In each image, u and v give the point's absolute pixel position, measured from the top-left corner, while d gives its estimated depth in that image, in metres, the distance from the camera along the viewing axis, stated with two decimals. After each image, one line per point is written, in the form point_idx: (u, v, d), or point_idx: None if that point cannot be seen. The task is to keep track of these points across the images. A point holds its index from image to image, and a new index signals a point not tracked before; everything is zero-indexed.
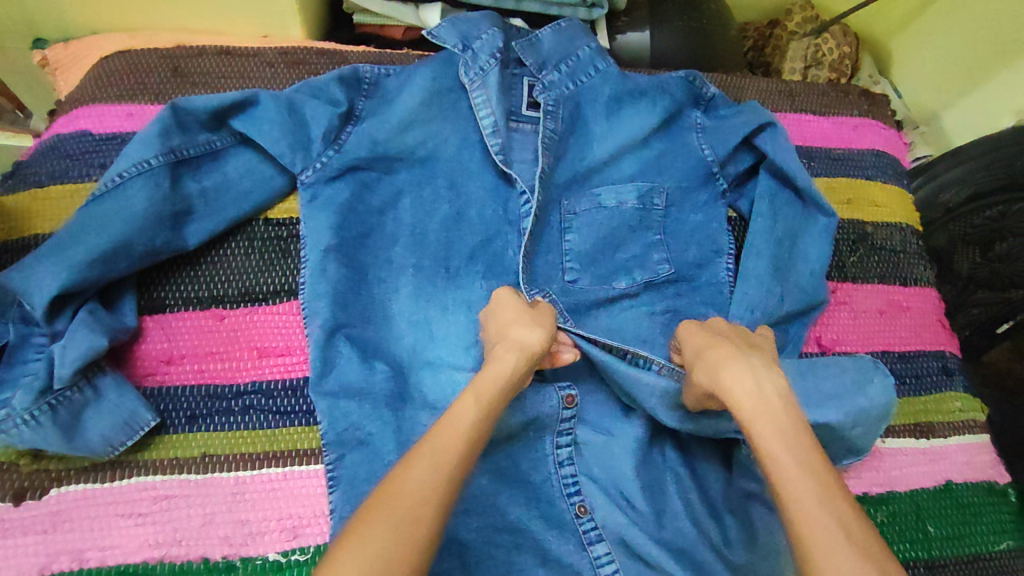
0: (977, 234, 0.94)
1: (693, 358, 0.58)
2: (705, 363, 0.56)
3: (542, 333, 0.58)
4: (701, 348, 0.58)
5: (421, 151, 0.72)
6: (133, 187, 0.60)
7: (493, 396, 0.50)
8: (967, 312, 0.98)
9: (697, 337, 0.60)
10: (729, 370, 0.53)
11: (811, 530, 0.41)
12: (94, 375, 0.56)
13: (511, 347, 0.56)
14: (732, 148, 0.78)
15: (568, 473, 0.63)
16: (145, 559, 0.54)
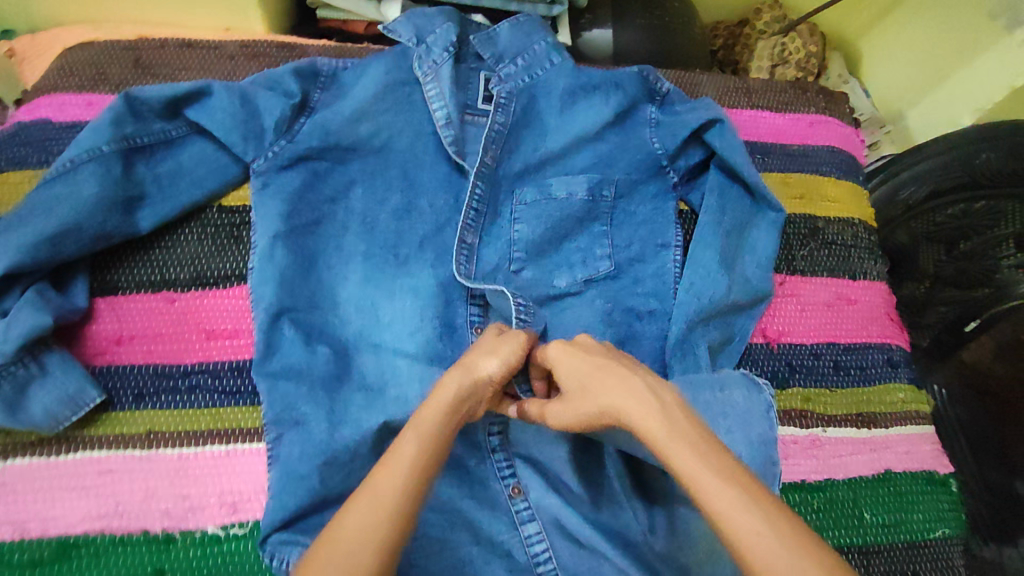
0: (940, 231, 0.96)
1: (574, 384, 0.57)
2: (591, 390, 0.55)
3: (498, 365, 0.56)
4: (578, 374, 0.57)
5: (375, 142, 0.74)
6: (85, 172, 0.62)
7: (433, 425, 0.50)
8: (935, 311, 1.00)
9: (570, 362, 0.58)
10: (617, 394, 0.52)
11: (749, 545, 0.40)
12: (40, 352, 0.58)
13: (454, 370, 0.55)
14: (682, 141, 0.80)
15: (501, 458, 0.65)
16: (86, 531, 0.56)
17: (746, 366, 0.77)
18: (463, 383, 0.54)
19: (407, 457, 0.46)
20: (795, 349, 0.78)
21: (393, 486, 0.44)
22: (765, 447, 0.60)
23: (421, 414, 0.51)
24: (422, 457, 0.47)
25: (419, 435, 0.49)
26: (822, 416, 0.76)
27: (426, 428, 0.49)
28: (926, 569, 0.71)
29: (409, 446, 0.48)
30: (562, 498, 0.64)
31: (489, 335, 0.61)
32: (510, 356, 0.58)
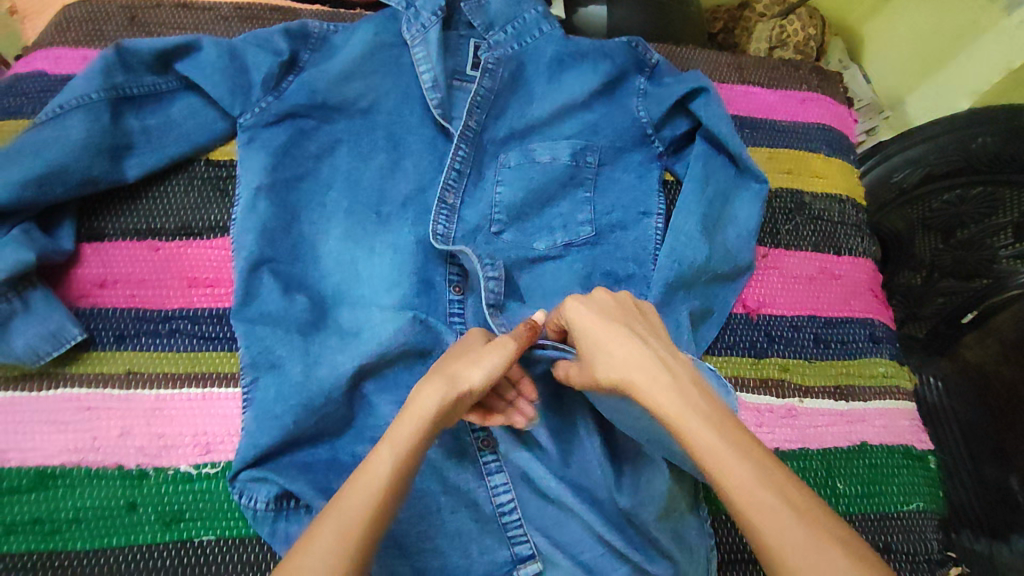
0: (936, 218, 0.94)
1: (585, 341, 0.53)
2: (607, 357, 0.51)
3: (484, 373, 0.51)
4: (591, 332, 0.53)
5: (362, 103, 0.74)
6: (74, 118, 0.64)
7: (409, 441, 0.47)
8: (933, 303, 0.97)
9: (584, 315, 0.54)
10: (633, 364, 0.50)
11: (762, 522, 0.41)
12: (24, 289, 0.60)
13: (437, 377, 0.51)
14: (668, 111, 0.80)
15: None
16: (63, 463, 0.58)
17: (725, 335, 0.77)
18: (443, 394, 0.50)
19: (377, 481, 0.45)
20: (775, 320, 0.78)
21: (360, 515, 0.43)
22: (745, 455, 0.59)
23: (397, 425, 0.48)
24: (392, 484, 0.45)
25: (394, 454, 0.46)
26: (799, 387, 0.75)
27: (402, 448, 0.47)
28: (898, 541, 0.70)
29: (383, 467, 0.46)
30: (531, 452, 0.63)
31: (470, 343, 0.57)
32: (496, 361, 0.52)
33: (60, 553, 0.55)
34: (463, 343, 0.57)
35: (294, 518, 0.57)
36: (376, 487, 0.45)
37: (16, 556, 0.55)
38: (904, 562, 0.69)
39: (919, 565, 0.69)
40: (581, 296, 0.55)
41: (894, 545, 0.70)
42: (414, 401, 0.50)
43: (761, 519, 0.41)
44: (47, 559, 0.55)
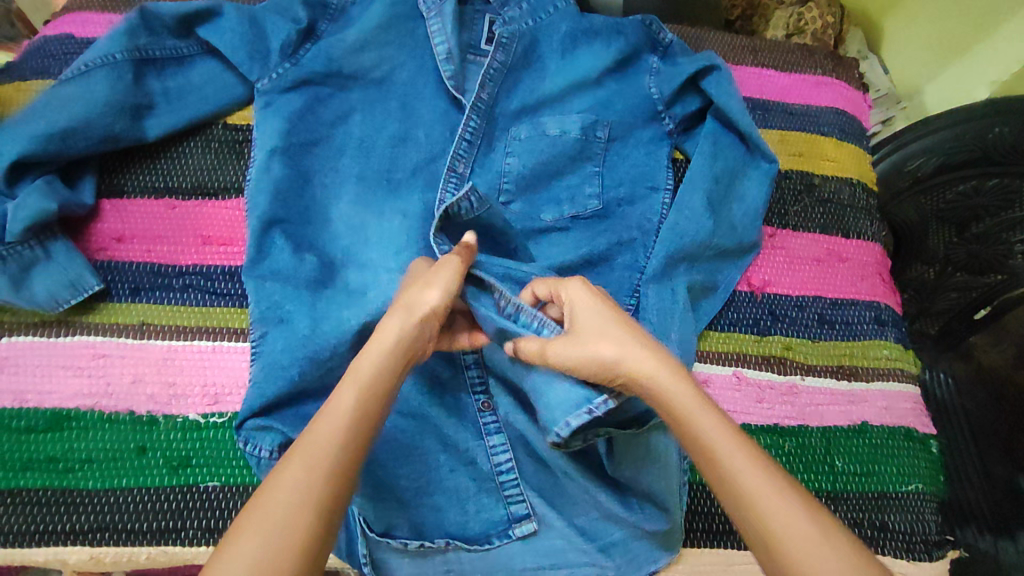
0: (951, 210, 0.93)
1: (586, 323, 0.54)
2: (604, 336, 0.53)
3: (442, 289, 0.55)
4: (590, 318, 0.55)
5: (376, 73, 0.75)
6: (97, 76, 0.66)
7: (371, 376, 0.48)
8: (944, 297, 0.97)
9: (585, 297, 0.56)
10: (637, 350, 0.51)
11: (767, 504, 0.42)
12: (46, 238, 0.63)
13: (398, 309, 0.53)
14: (679, 88, 0.80)
15: (476, 377, 0.65)
16: (78, 406, 0.60)
17: (729, 312, 0.77)
18: (408, 318, 0.53)
19: (342, 409, 0.45)
20: (779, 299, 0.78)
21: (331, 441, 0.43)
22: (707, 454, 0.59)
23: (361, 362, 0.49)
24: (360, 411, 0.46)
25: (358, 388, 0.47)
26: (801, 365, 0.76)
27: (366, 383, 0.48)
28: (896, 520, 0.70)
29: (348, 399, 0.46)
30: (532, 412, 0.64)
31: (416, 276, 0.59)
32: (446, 280, 0.56)
33: (72, 491, 0.57)
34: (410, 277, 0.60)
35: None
36: (344, 414, 0.45)
37: (31, 491, 0.57)
38: (900, 541, 0.69)
39: (916, 544, 0.69)
40: (583, 279, 0.58)
41: (891, 524, 0.70)
42: (374, 339, 0.51)
43: (761, 501, 0.42)
44: (60, 496, 0.57)
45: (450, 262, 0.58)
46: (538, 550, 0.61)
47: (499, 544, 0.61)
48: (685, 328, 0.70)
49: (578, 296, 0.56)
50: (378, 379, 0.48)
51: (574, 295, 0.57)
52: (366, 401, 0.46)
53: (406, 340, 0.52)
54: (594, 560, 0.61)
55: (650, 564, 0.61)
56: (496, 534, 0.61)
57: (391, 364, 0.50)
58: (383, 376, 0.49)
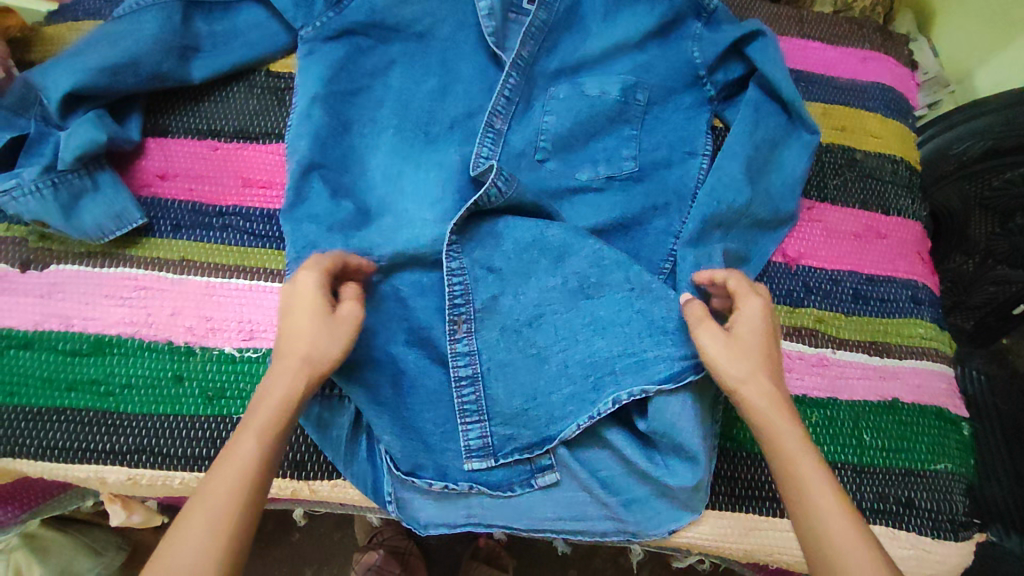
0: (995, 198, 0.89)
1: (742, 338, 0.53)
2: (750, 356, 0.52)
3: (343, 344, 0.51)
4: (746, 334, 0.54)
5: (417, 27, 0.75)
6: (148, 16, 0.67)
7: (270, 420, 0.47)
8: (983, 291, 0.95)
9: (751, 320, 0.54)
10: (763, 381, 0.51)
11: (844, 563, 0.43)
12: (94, 168, 0.64)
13: (292, 362, 0.49)
14: (722, 53, 0.79)
15: (463, 349, 0.63)
16: (119, 333, 0.62)
17: (763, 281, 0.76)
18: (304, 372, 0.49)
19: (242, 465, 0.45)
20: (814, 271, 0.77)
21: (230, 500, 0.43)
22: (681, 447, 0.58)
23: (257, 409, 0.47)
24: (259, 465, 0.45)
25: (260, 439, 0.46)
26: (833, 338, 0.75)
27: (268, 435, 0.46)
28: (922, 498, 0.69)
29: (247, 452, 0.45)
30: (571, 379, 0.61)
31: (311, 299, 0.52)
32: (339, 337, 0.51)
33: (112, 413, 0.59)
34: (296, 289, 0.52)
35: (320, 403, 0.61)
36: (243, 468, 0.45)
37: (74, 410, 0.59)
38: (926, 519, 0.68)
39: (942, 522, 0.68)
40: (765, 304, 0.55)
41: (917, 501, 0.69)
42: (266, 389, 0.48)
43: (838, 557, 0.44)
44: (101, 417, 0.59)
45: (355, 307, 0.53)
46: (559, 500, 0.61)
47: (521, 493, 0.62)
48: None
49: (750, 314, 0.55)
50: (281, 425, 0.47)
51: (745, 313, 0.55)
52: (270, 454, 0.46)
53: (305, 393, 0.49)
54: (614, 513, 0.61)
55: (671, 523, 0.61)
56: (518, 482, 0.62)
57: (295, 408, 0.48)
58: (286, 423, 0.48)
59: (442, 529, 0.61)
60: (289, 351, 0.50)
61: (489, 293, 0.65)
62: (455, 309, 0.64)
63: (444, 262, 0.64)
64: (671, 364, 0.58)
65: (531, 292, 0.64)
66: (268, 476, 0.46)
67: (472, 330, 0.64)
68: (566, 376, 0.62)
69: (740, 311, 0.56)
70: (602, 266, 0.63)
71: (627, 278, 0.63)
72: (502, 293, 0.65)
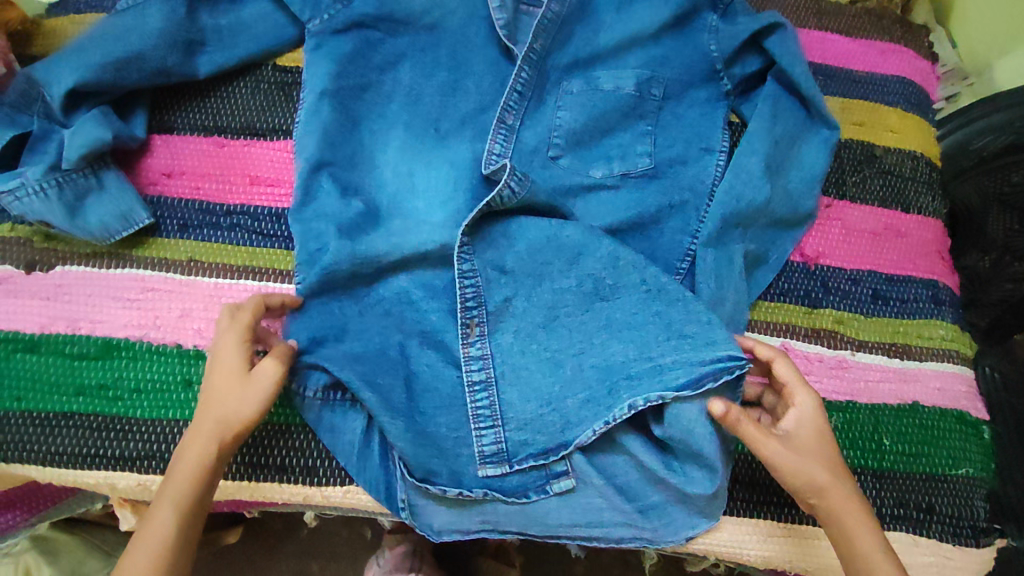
0: (1016, 194, 0.84)
1: (805, 440, 0.55)
2: (818, 461, 0.54)
3: (259, 408, 0.54)
4: (811, 434, 0.55)
5: (427, 20, 0.72)
6: (153, 9, 0.65)
7: (188, 488, 0.51)
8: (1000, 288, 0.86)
9: (812, 417, 0.56)
10: (835, 485, 0.54)
11: None
12: (99, 167, 0.63)
13: (209, 426, 0.53)
14: (739, 47, 0.76)
15: (476, 353, 0.62)
16: (128, 337, 0.61)
17: (781, 281, 0.74)
18: (218, 435, 0.53)
19: (162, 535, 0.50)
20: (833, 271, 0.76)
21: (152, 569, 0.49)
22: (697, 456, 0.57)
23: (174, 479, 0.51)
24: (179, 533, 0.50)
25: (177, 509, 0.51)
26: (852, 340, 0.73)
27: (184, 505, 0.51)
28: (943, 504, 0.68)
29: (166, 523, 0.50)
30: (587, 383, 0.60)
31: (229, 362, 0.54)
32: (255, 400, 0.54)
33: (121, 419, 0.58)
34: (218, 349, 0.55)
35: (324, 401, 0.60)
36: (162, 538, 0.50)
37: (83, 416, 0.58)
38: (946, 525, 0.67)
39: (962, 528, 0.67)
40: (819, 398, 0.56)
41: (938, 508, 0.68)
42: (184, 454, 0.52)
43: None
44: (110, 422, 0.58)
45: (273, 370, 0.55)
46: (575, 506, 0.60)
47: (536, 499, 0.60)
48: (736, 295, 0.68)
49: (805, 412, 0.56)
50: (195, 493, 0.52)
51: (800, 408, 0.56)
52: (188, 523, 0.51)
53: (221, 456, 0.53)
54: (630, 520, 0.60)
55: (689, 529, 0.60)
56: (534, 489, 0.61)
57: (211, 473, 0.53)
58: (201, 489, 0.52)
59: (456, 535, 0.61)
60: (206, 417, 0.53)
61: (505, 295, 0.63)
62: (468, 312, 0.63)
63: (456, 264, 0.63)
64: (689, 369, 0.57)
65: (545, 295, 0.63)
66: (189, 538, 0.51)
67: (486, 334, 0.63)
68: (582, 380, 0.60)
69: (797, 409, 0.56)
70: (618, 267, 0.62)
71: (644, 280, 0.61)
72: (515, 295, 0.63)
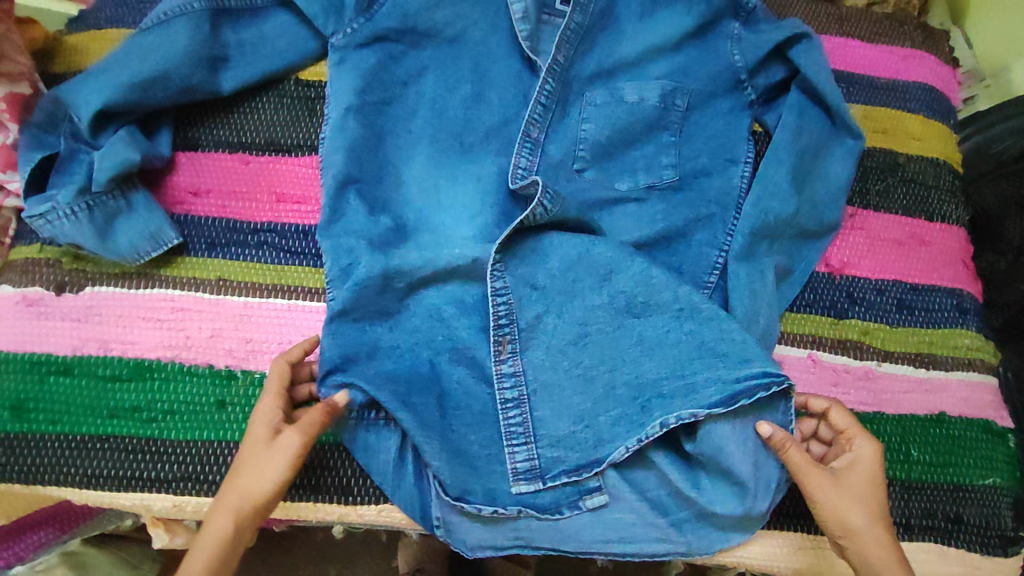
0: None
1: (852, 483, 0.57)
2: (861, 505, 0.56)
3: (278, 476, 0.53)
4: (860, 480, 0.57)
5: (449, 31, 0.71)
6: (176, 26, 0.65)
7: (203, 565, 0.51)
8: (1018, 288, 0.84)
9: (867, 467, 0.58)
10: (873, 530, 0.56)
11: None
12: (128, 188, 0.63)
13: (230, 495, 0.53)
14: (764, 57, 0.75)
15: (508, 370, 0.62)
16: (159, 357, 0.61)
17: (807, 292, 0.74)
18: (240, 506, 0.53)
19: None
20: (858, 281, 0.75)
21: None
22: (732, 474, 0.57)
23: (192, 555, 0.51)
24: None
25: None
26: (878, 351, 0.73)
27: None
28: (970, 514, 0.68)
29: None
30: (619, 401, 0.60)
31: (256, 431, 0.55)
32: (277, 471, 0.53)
33: (156, 440, 0.59)
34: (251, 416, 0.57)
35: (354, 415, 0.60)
36: None
37: (118, 438, 0.59)
38: (974, 535, 0.68)
39: (990, 538, 0.68)
40: (877, 450, 0.58)
41: (966, 518, 0.68)
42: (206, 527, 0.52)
43: None
44: (144, 444, 0.59)
45: (295, 440, 0.54)
46: (608, 522, 0.60)
47: (570, 515, 0.60)
48: (763, 309, 0.68)
49: (858, 459, 0.58)
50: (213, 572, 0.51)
51: (856, 455, 0.58)
52: None
53: (242, 526, 0.53)
54: (663, 536, 0.60)
55: (720, 543, 0.60)
56: (567, 505, 0.61)
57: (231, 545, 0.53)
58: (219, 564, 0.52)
59: (490, 551, 0.61)
60: (230, 489, 0.53)
61: (535, 312, 0.63)
62: (500, 329, 0.63)
63: (488, 282, 0.63)
64: (723, 389, 0.57)
65: (577, 311, 0.63)
66: None
67: (518, 351, 0.63)
68: (614, 398, 0.61)
69: (854, 454, 0.58)
70: (650, 285, 0.62)
71: (677, 297, 0.61)
72: (547, 312, 0.63)
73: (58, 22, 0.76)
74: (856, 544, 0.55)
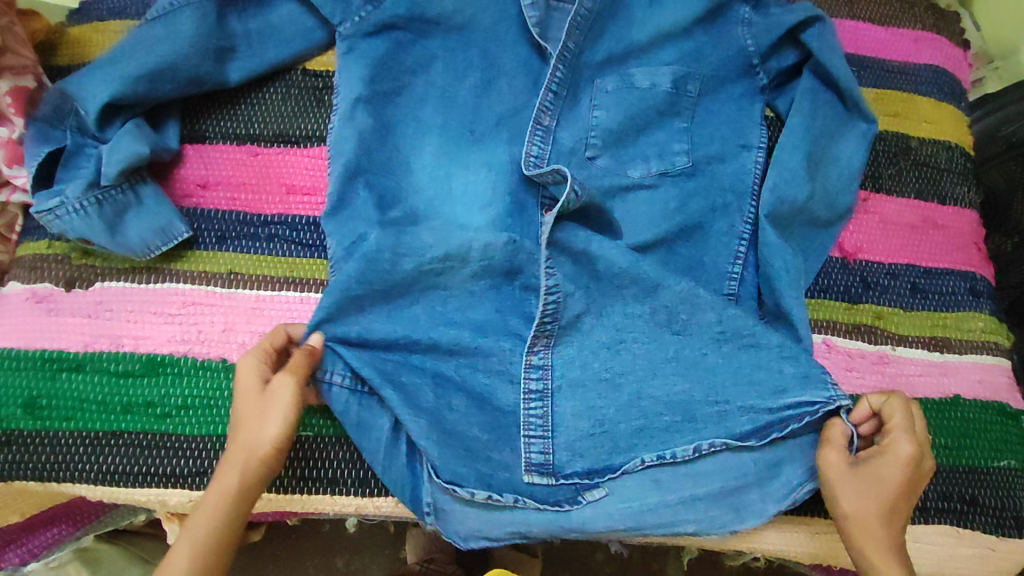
0: None
1: (866, 478, 0.54)
2: (865, 499, 0.54)
3: (280, 426, 0.53)
4: (876, 476, 0.54)
5: (458, 19, 0.70)
6: (182, 16, 0.64)
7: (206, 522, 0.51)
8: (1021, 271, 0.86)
9: (894, 466, 0.54)
10: (874, 526, 0.53)
11: None
12: (137, 182, 0.62)
13: (234, 450, 0.53)
14: (777, 41, 0.74)
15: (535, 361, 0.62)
16: (172, 352, 0.61)
17: (821, 278, 0.74)
18: (243, 460, 0.53)
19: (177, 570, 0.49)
20: (872, 266, 0.75)
21: None
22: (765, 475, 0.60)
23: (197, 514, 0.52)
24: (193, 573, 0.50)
25: (193, 541, 0.50)
26: (892, 335, 0.73)
27: (201, 539, 0.51)
28: (986, 496, 0.68)
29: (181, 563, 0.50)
30: (643, 411, 0.61)
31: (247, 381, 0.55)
32: (278, 414, 0.53)
33: (172, 435, 0.59)
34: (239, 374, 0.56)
35: (365, 401, 0.60)
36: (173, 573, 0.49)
37: (133, 434, 0.58)
38: (989, 516, 0.68)
39: (1006, 519, 0.68)
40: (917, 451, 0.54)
41: (981, 499, 0.68)
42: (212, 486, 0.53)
43: None
44: (160, 440, 0.58)
45: (287, 381, 0.54)
46: (612, 513, 0.60)
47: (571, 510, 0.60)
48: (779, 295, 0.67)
49: (891, 454, 0.54)
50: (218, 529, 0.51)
51: (890, 452, 0.54)
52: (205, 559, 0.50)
53: (248, 481, 0.53)
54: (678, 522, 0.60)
55: (732, 522, 0.59)
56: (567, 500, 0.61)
57: (239, 501, 0.52)
58: (225, 518, 0.52)
59: (483, 541, 0.60)
60: (235, 441, 0.53)
61: (577, 311, 0.62)
62: (542, 326, 0.62)
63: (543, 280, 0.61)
64: (756, 419, 0.60)
65: (594, 301, 0.63)
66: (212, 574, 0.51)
67: (550, 345, 0.63)
68: (638, 407, 0.61)
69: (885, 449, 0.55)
70: (695, 304, 0.61)
71: (719, 321, 0.61)
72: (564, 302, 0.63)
73: (58, 14, 0.74)
74: (851, 535, 0.54)
